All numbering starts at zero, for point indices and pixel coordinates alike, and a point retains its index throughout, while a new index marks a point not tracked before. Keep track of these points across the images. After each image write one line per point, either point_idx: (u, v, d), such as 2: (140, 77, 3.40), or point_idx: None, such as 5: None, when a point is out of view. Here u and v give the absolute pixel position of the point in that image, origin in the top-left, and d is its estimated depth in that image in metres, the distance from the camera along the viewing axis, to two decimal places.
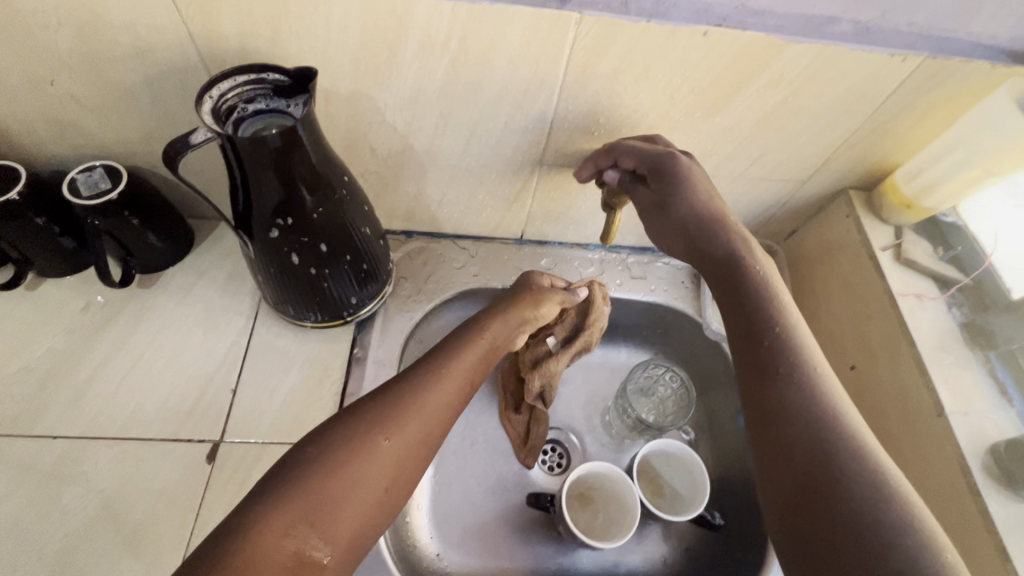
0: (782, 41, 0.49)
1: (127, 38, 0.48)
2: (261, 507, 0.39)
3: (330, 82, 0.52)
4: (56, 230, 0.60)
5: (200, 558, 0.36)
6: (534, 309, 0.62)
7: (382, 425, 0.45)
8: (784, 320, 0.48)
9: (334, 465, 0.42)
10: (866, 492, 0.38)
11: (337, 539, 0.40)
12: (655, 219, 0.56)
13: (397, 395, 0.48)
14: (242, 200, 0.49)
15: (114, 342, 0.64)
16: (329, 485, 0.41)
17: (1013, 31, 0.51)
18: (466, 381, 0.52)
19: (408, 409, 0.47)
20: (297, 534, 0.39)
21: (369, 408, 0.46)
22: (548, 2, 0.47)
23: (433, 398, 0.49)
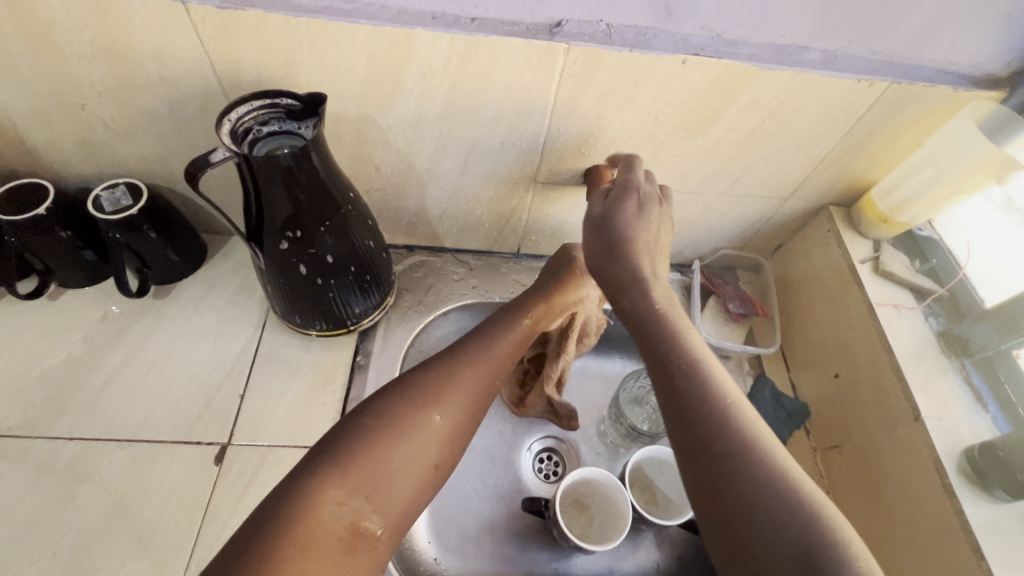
0: (756, 68, 0.53)
1: (154, 66, 0.52)
2: (323, 478, 0.43)
3: (338, 107, 0.57)
4: (79, 244, 0.64)
5: (259, 522, 0.40)
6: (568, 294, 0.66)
7: (433, 402, 0.50)
8: (677, 330, 0.49)
9: (389, 440, 0.47)
10: (787, 510, 0.38)
11: (388, 512, 0.45)
12: (591, 244, 0.56)
13: (446, 375, 0.53)
14: (256, 214, 0.53)
15: (129, 349, 0.67)
16: (386, 459, 0.46)
17: (971, 59, 0.55)
18: (506, 360, 0.57)
19: (455, 390, 0.52)
20: (354, 503, 0.43)
21: (420, 385, 0.51)
22: (538, 34, 0.51)
23: (479, 377, 0.54)
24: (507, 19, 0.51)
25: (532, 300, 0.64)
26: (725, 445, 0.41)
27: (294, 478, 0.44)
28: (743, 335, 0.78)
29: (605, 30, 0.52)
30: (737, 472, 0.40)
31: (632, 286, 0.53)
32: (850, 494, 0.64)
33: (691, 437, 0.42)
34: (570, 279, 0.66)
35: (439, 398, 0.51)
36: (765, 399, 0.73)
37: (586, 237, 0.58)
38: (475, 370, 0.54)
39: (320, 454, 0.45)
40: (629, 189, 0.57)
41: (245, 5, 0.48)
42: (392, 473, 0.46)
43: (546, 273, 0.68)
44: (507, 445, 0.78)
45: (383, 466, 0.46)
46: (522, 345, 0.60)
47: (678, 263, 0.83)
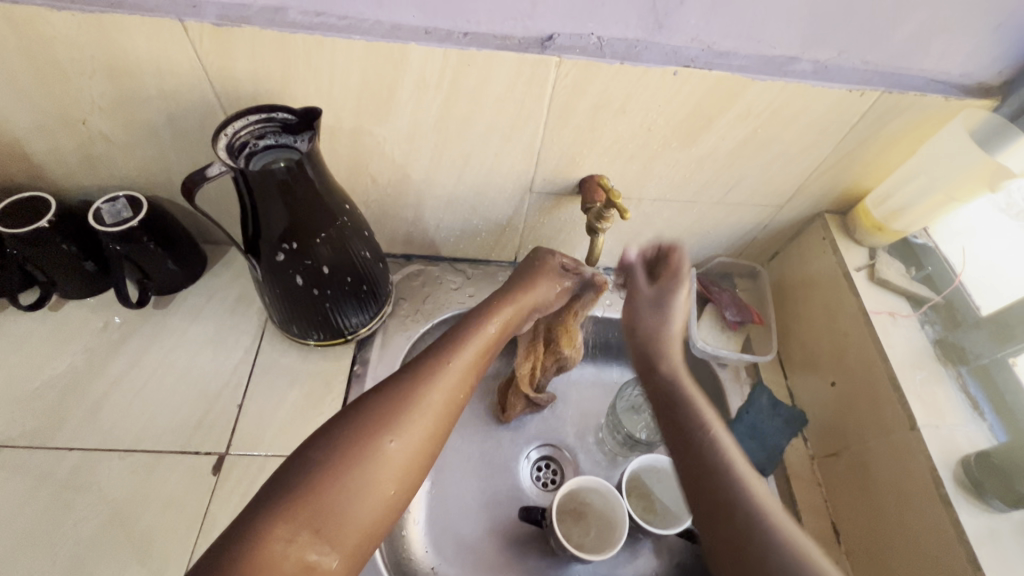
0: (747, 79, 0.53)
1: (153, 82, 0.53)
2: (270, 515, 0.42)
3: (334, 120, 0.57)
4: (80, 256, 0.65)
5: (216, 553, 0.40)
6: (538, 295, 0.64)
7: (386, 427, 0.48)
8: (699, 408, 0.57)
9: (342, 469, 0.45)
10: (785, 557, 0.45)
11: (341, 544, 0.44)
12: (647, 317, 0.66)
13: (403, 397, 0.51)
14: (253, 227, 0.54)
15: (129, 359, 0.68)
16: (340, 489, 0.45)
17: (962, 68, 0.55)
18: (470, 370, 0.55)
19: (412, 411, 0.50)
20: (304, 538, 0.42)
21: (374, 408, 0.49)
22: (530, 47, 0.52)
23: (437, 397, 0.52)
24: (499, 33, 0.51)
25: (497, 302, 0.61)
26: (741, 499, 0.49)
27: (248, 514, 0.43)
28: (741, 342, 0.78)
29: (597, 43, 0.52)
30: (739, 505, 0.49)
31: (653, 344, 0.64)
32: (848, 503, 0.63)
33: (703, 482, 0.52)
34: (539, 279, 0.64)
35: (394, 422, 0.49)
36: (762, 406, 0.73)
37: (642, 309, 0.66)
38: (433, 389, 0.52)
39: (269, 490, 0.44)
40: (677, 286, 0.65)
41: (242, 22, 0.48)
42: (343, 506, 0.45)
43: (514, 275, 0.66)
44: (505, 453, 0.78)
45: (333, 500, 0.44)
46: (486, 352, 0.58)
47: None
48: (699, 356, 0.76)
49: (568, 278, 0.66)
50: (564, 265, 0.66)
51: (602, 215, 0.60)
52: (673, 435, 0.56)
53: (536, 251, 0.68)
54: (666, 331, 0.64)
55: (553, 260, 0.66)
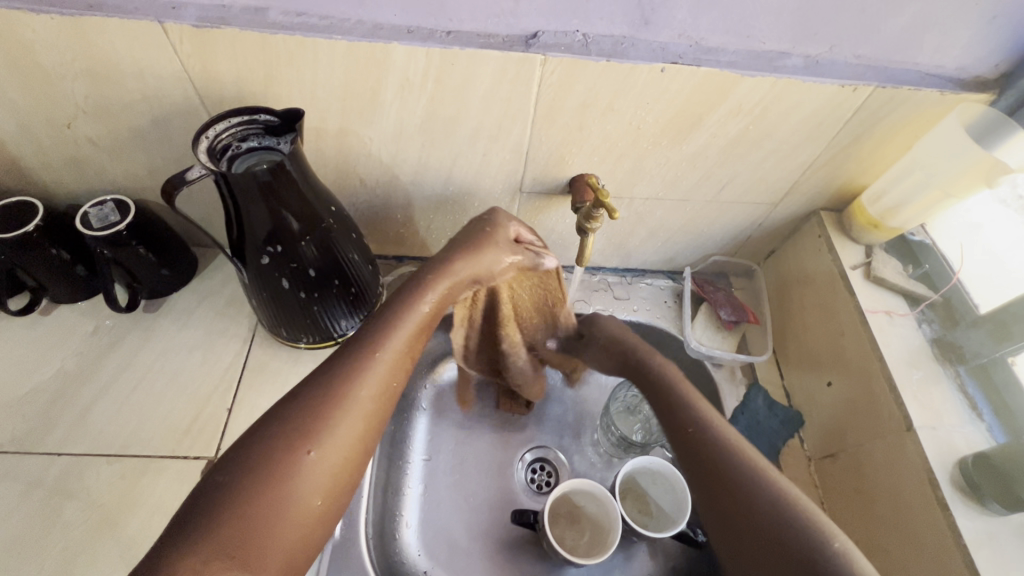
0: (736, 75, 0.52)
1: (136, 85, 0.53)
2: (183, 546, 0.39)
3: (319, 121, 0.57)
4: (69, 260, 0.65)
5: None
6: (485, 264, 0.57)
7: (306, 436, 0.45)
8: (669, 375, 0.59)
9: (258, 488, 0.42)
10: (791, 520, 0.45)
11: (267, 566, 0.41)
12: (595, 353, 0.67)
13: (322, 402, 0.47)
14: (237, 230, 0.54)
15: (119, 363, 0.67)
16: (254, 509, 0.42)
17: (957, 62, 0.54)
18: (402, 359, 0.52)
19: (336, 416, 0.47)
20: (219, 567, 0.39)
21: (293, 417, 0.46)
22: (515, 46, 0.51)
23: (362, 397, 0.48)
24: (483, 32, 0.51)
25: (429, 277, 0.55)
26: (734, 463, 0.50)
27: (162, 550, 0.39)
28: (736, 342, 0.77)
29: (582, 40, 0.51)
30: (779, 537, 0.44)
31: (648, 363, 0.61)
32: (845, 505, 0.62)
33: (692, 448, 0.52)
34: (484, 243, 0.58)
35: (314, 430, 0.46)
36: (758, 407, 0.72)
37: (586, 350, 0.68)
38: (357, 389, 0.48)
39: (180, 526, 0.41)
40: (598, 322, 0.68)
41: (221, 23, 0.48)
42: (265, 529, 0.42)
43: (451, 243, 0.58)
44: (499, 455, 0.78)
45: (253, 522, 0.41)
46: (421, 336, 0.54)
47: (669, 270, 0.83)
48: (693, 356, 0.75)
49: (521, 249, 0.60)
50: (519, 235, 0.60)
51: (591, 215, 0.59)
52: (669, 421, 0.55)
53: (487, 212, 0.61)
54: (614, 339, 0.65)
55: (502, 221, 0.60)
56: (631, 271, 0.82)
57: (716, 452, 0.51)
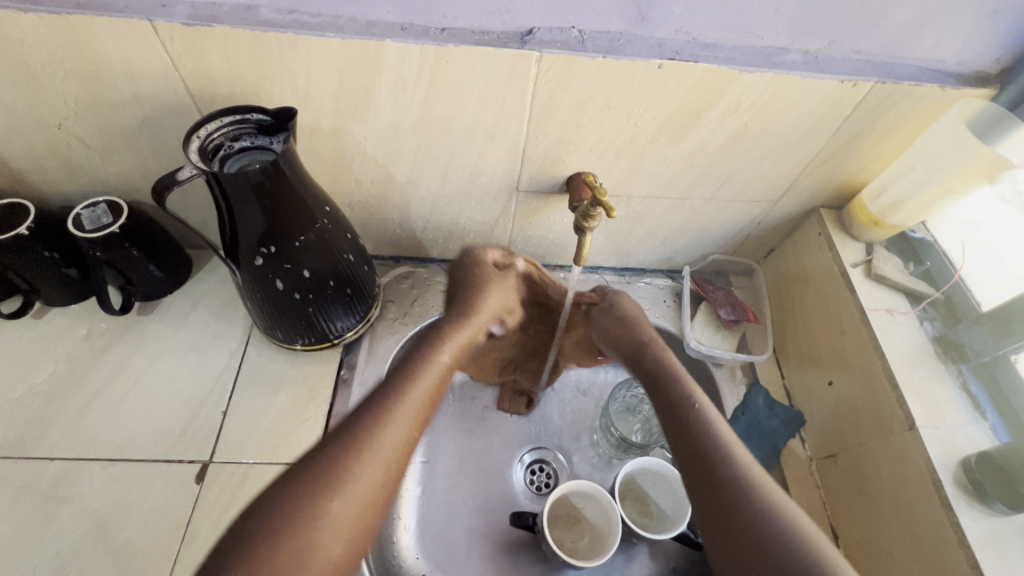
0: (734, 71, 0.52)
1: (127, 84, 0.52)
2: None
3: (313, 120, 0.56)
4: (62, 262, 0.64)
5: None
6: (484, 308, 0.62)
7: (327, 486, 0.44)
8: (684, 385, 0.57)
9: (281, 539, 0.41)
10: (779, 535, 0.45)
11: None
12: (607, 320, 0.67)
13: (345, 451, 0.46)
14: (230, 231, 0.53)
15: (113, 366, 0.67)
16: (275, 560, 0.40)
17: (958, 56, 0.53)
18: (423, 409, 0.52)
19: (358, 464, 0.46)
20: None
21: (313, 467, 0.45)
22: (509, 42, 0.50)
23: (384, 446, 0.47)
24: (477, 28, 0.50)
25: (445, 329, 0.59)
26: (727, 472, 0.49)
27: None
28: (735, 342, 0.76)
29: (578, 36, 0.51)
30: (768, 543, 0.45)
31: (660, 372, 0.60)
32: (847, 505, 0.62)
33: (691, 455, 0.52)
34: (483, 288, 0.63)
35: (336, 478, 0.45)
36: (758, 407, 0.71)
37: (598, 316, 0.68)
38: (378, 437, 0.48)
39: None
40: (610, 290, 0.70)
41: (211, 21, 0.47)
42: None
43: (456, 298, 0.63)
44: (498, 456, 0.77)
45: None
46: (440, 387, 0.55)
47: (669, 270, 0.82)
48: (693, 356, 0.75)
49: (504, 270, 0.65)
50: (498, 260, 0.66)
51: (589, 214, 0.58)
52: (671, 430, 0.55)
53: (463, 257, 0.67)
54: (631, 314, 0.67)
55: (487, 261, 0.65)
56: (629, 270, 0.82)
57: (712, 461, 0.50)
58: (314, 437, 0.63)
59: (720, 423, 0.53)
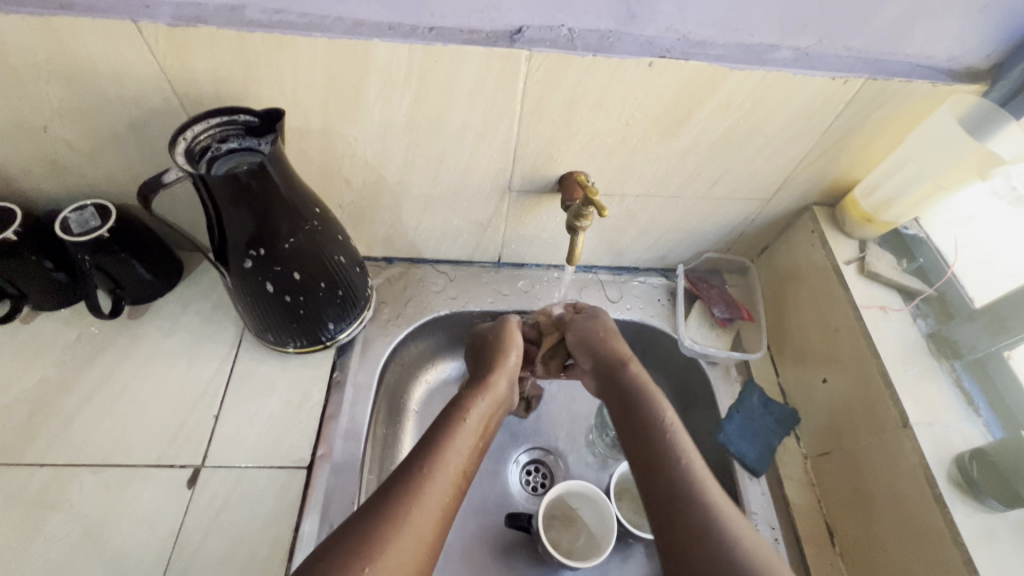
0: (725, 69, 0.51)
1: (112, 87, 0.52)
2: None
3: (302, 122, 0.56)
4: (49, 266, 0.63)
5: None
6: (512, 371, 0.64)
7: (358, 556, 0.42)
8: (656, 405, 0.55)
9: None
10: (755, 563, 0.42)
11: None
12: (586, 325, 0.67)
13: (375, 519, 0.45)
14: (218, 235, 0.53)
15: (104, 370, 0.66)
16: None
17: (948, 52, 0.53)
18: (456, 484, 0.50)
19: (390, 540, 0.44)
20: None
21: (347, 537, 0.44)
22: (499, 41, 0.50)
23: (415, 522, 0.46)
24: (466, 27, 0.50)
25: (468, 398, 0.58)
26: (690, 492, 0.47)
27: None
28: (730, 340, 0.76)
29: (568, 35, 0.50)
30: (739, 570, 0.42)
31: (642, 400, 0.56)
32: (842, 503, 0.62)
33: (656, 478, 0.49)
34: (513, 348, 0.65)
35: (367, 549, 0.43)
36: (753, 405, 0.71)
37: (578, 324, 0.67)
38: (409, 512, 0.46)
39: None
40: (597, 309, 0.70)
41: (197, 22, 0.47)
42: None
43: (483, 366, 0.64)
44: (493, 457, 0.77)
45: None
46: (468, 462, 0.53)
47: (663, 268, 0.82)
48: (687, 354, 0.75)
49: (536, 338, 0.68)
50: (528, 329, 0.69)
51: (580, 213, 0.58)
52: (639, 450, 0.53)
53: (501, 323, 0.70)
54: (609, 330, 0.66)
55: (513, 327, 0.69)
56: (623, 269, 0.81)
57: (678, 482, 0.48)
58: (307, 441, 0.63)
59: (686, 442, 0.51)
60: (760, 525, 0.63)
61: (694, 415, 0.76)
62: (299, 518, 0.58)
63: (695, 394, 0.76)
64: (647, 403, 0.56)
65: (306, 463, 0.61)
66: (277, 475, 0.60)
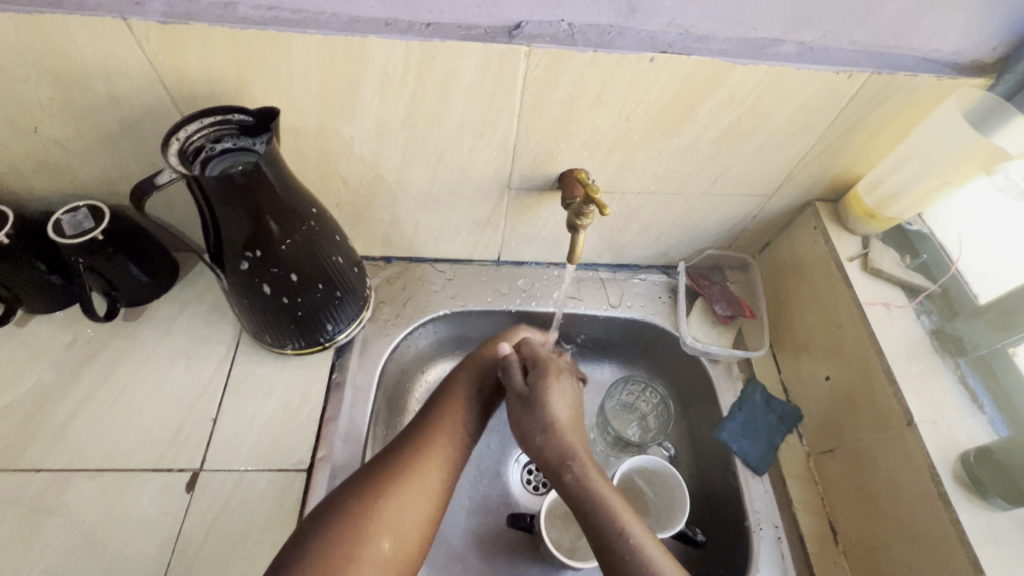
0: (727, 64, 0.51)
1: (103, 86, 0.51)
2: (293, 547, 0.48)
3: (297, 120, 0.55)
4: (43, 268, 0.62)
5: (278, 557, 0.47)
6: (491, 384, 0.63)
7: (382, 487, 0.51)
8: (617, 516, 0.50)
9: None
10: None
11: None
12: (525, 419, 0.58)
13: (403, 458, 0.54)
14: (214, 237, 0.52)
15: (100, 373, 0.65)
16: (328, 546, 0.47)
17: (954, 45, 0.52)
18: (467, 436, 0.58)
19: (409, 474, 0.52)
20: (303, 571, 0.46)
21: (376, 472, 0.53)
22: (498, 37, 0.49)
23: (431, 463, 0.54)
24: (464, 23, 0.49)
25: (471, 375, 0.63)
26: None
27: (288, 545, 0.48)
28: (731, 338, 0.75)
29: (567, 30, 0.50)
30: None
31: (593, 511, 0.51)
32: (845, 501, 0.61)
33: None
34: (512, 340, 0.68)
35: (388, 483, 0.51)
36: (755, 403, 0.71)
37: (518, 413, 0.59)
38: (428, 454, 0.54)
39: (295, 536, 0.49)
40: (546, 377, 0.60)
41: (188, 19, 0.46)
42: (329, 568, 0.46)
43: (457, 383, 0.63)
44: (494, 457, 0.77)
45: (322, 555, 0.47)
46: (476, 419, 0.60)
47: (664, 265, 0.81)
48: (689, 352, 0.74)
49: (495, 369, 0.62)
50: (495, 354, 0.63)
51: (581, 211, 0.58)
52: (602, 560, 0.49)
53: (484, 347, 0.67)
54: (553, 422, 0.58)
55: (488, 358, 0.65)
56: (624, 267, 0.81)
57: None
58: (307, 443, 0.62)
59: (652, 559, 0.47)
60: (764, 523, 0.62)
61: (696, 413, 0.76)
62: (300, 520, 0.57)
63: (697, 392, 0.76)
64: (599, 507, 0.51)
65: (306, 465, 0.61)
66: (277, 478, 0.60)
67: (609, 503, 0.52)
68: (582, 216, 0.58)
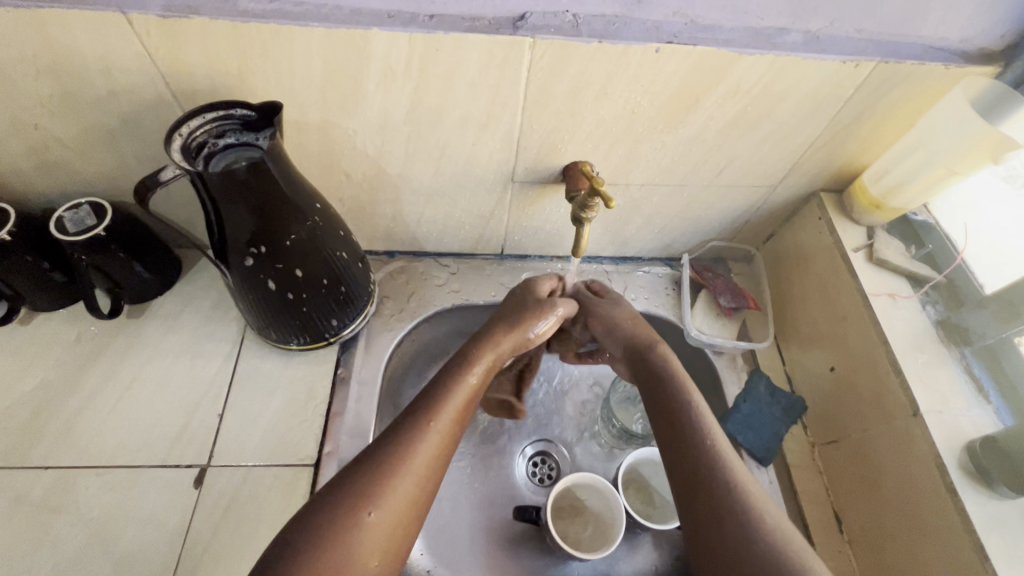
0: (733, 54, 0.50)
1: (103, 82, 0.50)
2: None
3: (299, 114, 0.54)
4: (46, 266, 0.62)
5: None
6: (528, 330, 0.60)
7: (364, 500, 0.44)
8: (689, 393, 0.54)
9: None
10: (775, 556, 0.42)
11: None
12: (612, 312, 0.64)
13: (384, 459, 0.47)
14: (218, 232, 0.52)
15: (104, 371, 0.65)
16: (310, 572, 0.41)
17: (962, 33, 0.52)
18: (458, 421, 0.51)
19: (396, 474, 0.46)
20: None
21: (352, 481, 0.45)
22: (501, 28, 0.48)
23: (418, 462, 0.47)
24: (467, 14, 0.48)
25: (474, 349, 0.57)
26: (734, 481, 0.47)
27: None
28: (736, 330, 0.75)
29: (572, 21, 0.49)
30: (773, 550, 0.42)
31: (669, 385, 0.55)
32: (850, 491, 0.62)
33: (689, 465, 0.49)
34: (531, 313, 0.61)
35: (369, 491, 0.45)
36: (760, 394, 0.71)
37: (604, 308, 0.65)
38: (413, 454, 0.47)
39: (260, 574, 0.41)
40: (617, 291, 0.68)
41: (189, 12, 0.45)
42: None
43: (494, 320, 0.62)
44: (499, 450, 0.77)
45: None
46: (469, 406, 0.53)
47: (667, 257, 0.81)
48: (694, 344, 0.74)
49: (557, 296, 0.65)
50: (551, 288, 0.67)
51: (586, 205, 0.58)
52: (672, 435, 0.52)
53: (520, 286, 0.67)
54: (636, 314, 0.64)
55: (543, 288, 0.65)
56: (628, 259, 0.81)
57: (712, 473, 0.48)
58: (313, 438, 0.63)
59: (719, 434, 0.50)
60: None
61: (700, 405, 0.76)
62: None
63: (701, 384, 0.76)
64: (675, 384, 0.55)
65: (313, 460, 0.61)
66: (284, 473, 0.60)
67: (681, 381, 0.55)
68: (584, 213, 0.58)
